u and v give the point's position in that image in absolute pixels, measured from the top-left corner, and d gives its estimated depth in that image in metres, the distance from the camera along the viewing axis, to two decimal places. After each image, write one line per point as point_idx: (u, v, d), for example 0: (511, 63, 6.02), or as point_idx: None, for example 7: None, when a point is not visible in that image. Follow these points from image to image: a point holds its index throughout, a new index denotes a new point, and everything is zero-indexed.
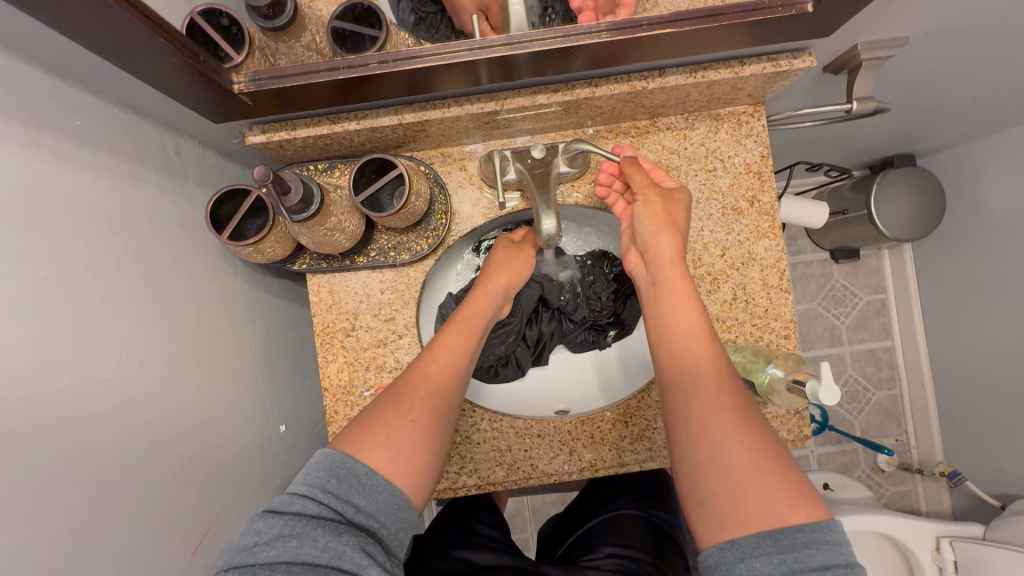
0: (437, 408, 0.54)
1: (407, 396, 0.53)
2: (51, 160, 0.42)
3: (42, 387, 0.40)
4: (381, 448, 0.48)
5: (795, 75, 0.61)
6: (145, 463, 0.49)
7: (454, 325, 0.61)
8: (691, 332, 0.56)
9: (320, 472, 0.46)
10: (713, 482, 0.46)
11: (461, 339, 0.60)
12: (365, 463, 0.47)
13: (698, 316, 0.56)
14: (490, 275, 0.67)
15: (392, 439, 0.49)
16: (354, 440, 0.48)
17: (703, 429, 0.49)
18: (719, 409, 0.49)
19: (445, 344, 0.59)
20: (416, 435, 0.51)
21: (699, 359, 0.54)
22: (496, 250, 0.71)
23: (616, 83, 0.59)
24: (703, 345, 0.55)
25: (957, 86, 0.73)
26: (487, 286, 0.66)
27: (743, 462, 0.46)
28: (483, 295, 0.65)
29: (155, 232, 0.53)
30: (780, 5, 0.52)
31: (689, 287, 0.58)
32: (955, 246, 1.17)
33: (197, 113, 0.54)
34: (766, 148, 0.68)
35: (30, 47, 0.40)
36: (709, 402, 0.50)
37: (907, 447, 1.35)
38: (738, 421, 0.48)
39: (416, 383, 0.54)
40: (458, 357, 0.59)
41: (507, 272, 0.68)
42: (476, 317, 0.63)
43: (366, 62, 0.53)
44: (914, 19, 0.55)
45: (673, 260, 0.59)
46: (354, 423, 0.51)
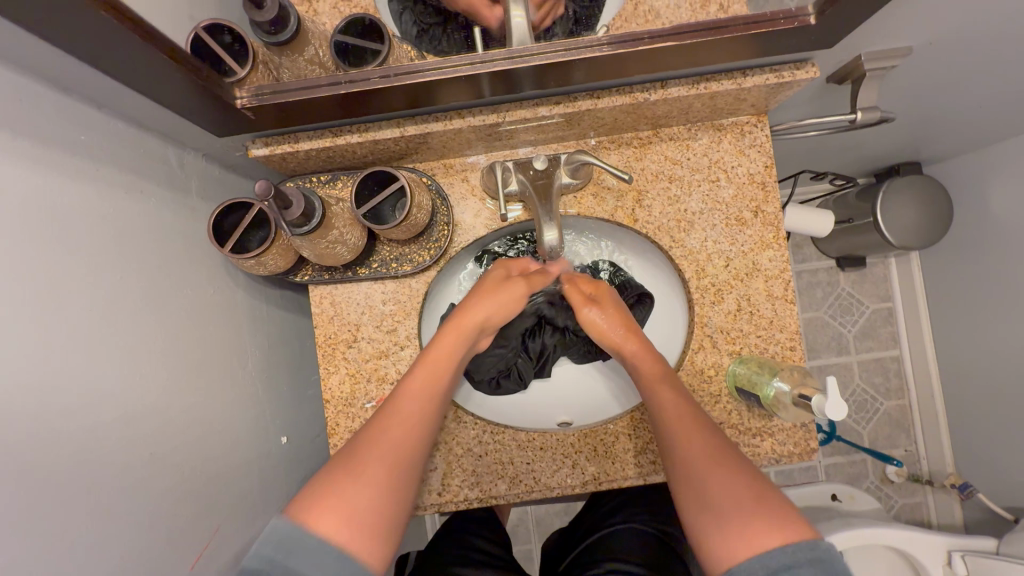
0: (395, 462, 0.51)
1: (364, 453, 0.51)
2: (55, 172, 0.42)
3: (45, 398, 0.40)
4: (335, 513, 0.46)
5: (798, 86, 0.60)
6: (146, 476, 0.49)
7: (422, 367, 0.59)
8: (668, 406, 0.59)
9: (270, 545, 0.43)
10: (703, 520, 0.50)
11: (427, 383, 0.58)
12: (318, 532, 0.44)
13: (671, 389, 0.60)
14: (466, 310, 0.64)
15: (350, 501, 0.47)
16: (308, 504, 0.46)
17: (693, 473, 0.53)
18: (698, 455, 0.54)
19: (410, 391, 0.57)
20: (376, 493, 0.49)
21: (673, 407, 0.59)
22: (493, 275, 0.69)
23: (618, 95, 0.59)
24: (677, 415, 0.58)
25: (962, 95, 0.73)
26: (456, 322, 0.63)
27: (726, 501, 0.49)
28: (455, 330, 0.62)
29: (157, 245, 0.53)
30: (784, 17, 0.52)
31: (661, 366, 0.63)
32: (964, 254, 1.16)
33: (200, 127, 0.55)
34: (770, 158, 0.67)
35: (36, 63, 0.40)
36: (693, 465, 0.53)
37: (916, 458, 1.33)
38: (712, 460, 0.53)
39: (375, 437, 0.52)
40: (421, 407, 0.56)
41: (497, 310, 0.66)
42: (446, 352, 0.61)
43: (369, 77, 0.54)
44: (918, 30, 0.55)
45: (641, 347, 0.65)
46: (311, 484, 0.49)
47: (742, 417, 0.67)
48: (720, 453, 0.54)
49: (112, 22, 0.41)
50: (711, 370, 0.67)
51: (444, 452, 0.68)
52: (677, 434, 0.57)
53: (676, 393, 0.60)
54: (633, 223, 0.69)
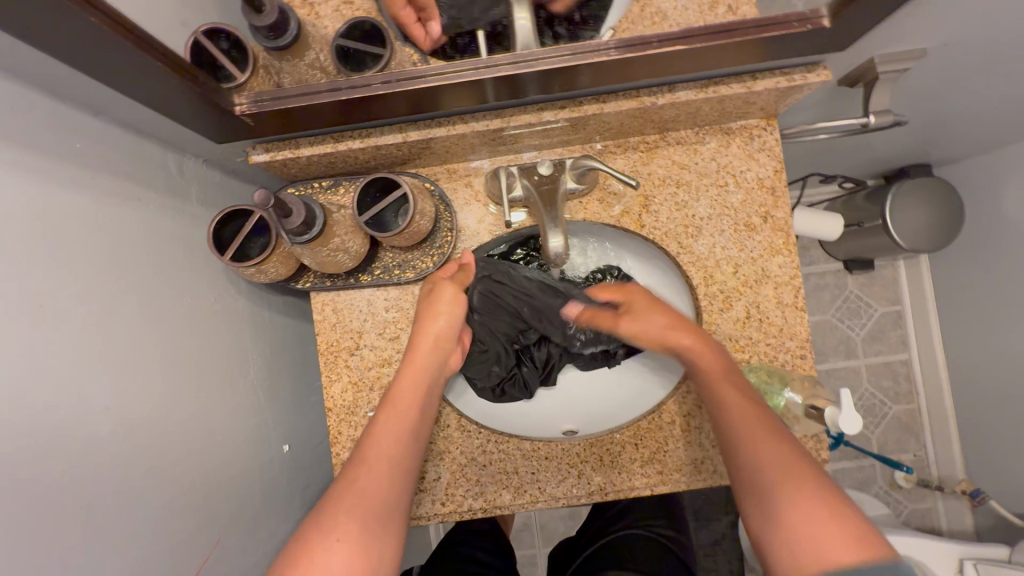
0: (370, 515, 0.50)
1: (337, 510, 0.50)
2: (50, 182, 0.41)
3: (40, 413, 0.39)
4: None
5: (809, 89, 0.59)
6: (142, 490, 0.48)
7: (387, 411, 0.58)
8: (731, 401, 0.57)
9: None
10: (771, 530, 0.47)
11: (393, 429, 0.57)
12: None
13: (732, 385, 0.58)
14: (418, 345, 0.62)
15: (314, 560, 0.46)
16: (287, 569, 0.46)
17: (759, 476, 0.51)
18: (766, 458, 0.51)
19: (376, 436, 0.56)
20: (341, 550, 0.47)
21: (738, 408, 0.56)
22: (444, 291, 0.64)
23: (624, 99, 0.58)
24: (745, 411, 0.55)
25: (976, 96, 0.71)
26: (414, 361, 0.61)
27: (797, 510, 0.47)
28: (412, 370, 0.61)
29: (155, 254, 0.52)
30: (796, 20, 0.51)
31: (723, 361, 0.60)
32: (976, 257, 1.14)
33: (200, 134, 0.54)
34: (780, 162, 0.66)
35: (30, 71, 0.39)
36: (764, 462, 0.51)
37: (926, 464, 1.31)
38: (783, 465, 0.50)
39: (345, 493, 0.51)
40: (388, 453, 0.56)
41: (446, 332, 0.63)
42: (409, 392, 0.60)
43: (370, 82, 0.53)
44: (934, 31, 0.53)
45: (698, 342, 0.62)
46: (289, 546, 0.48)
47: None
48: (791, 458, 0.51)
49: (109, 29, 0.40)
50: None
51: (447, 461, 0.67)
52: (743, 433, 0.54)
53: (740, 392, 0.57)
54: (640, 228, 0.68)
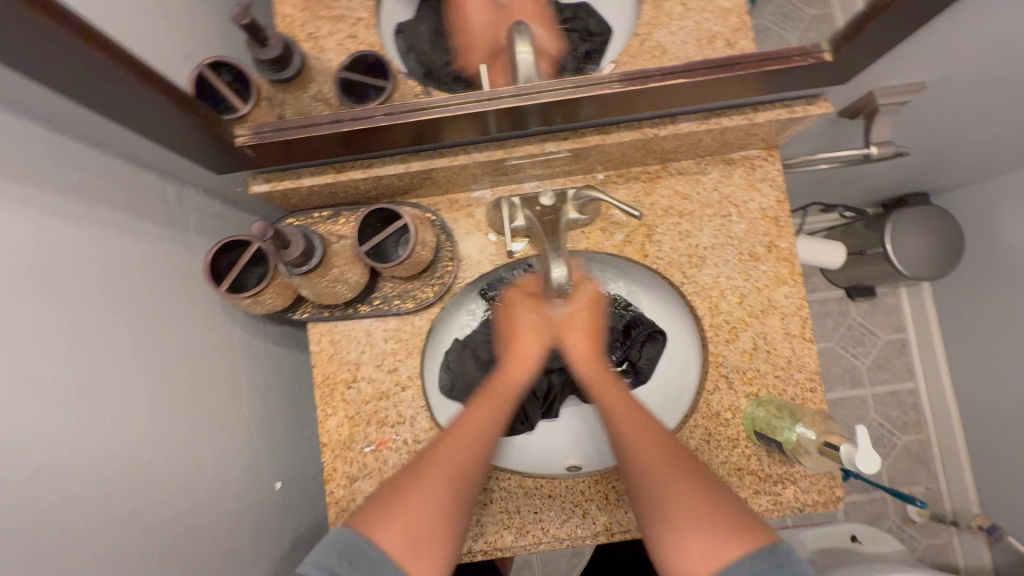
0: (457, 481, 0.54)
1: (427, 468, 0.54)
2: (41, 213, 0.40)
3: (18, 455, 0.37)
4: (399, 532, 0.49)
5: (810, 121, 0.59)
6: (126, 535, 0.45)
7: (484, 395, 0.61)
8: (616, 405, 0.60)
9: (334, 553, 0.48)
10: (665, 531, 0.52)
11: (489, 409, 0.60)
12: (380, 545, 0.48)
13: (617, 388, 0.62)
14: (520, 342, 0.64)
15: (410, 517, 0.50)
16: (374, 519, 0.50)
17: (652, 480, 0.54)
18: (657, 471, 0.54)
19: (471, 417, 0.59)
20: (434, 519, 0.51)
21: (622, 412, 0.60)
22: (518, 309, 0.65)
23: (627, 131, 0.58)
24: (627, 413, 0.60)
25: (974, 128, 0.72)
26: (518, 351, 0.64)
27: (684, 511, 0.51)
28: (518, 359, 0.63)
29: (149, 287, 0.51)
30: (797, 54, 0.52)
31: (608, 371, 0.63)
32: (980, 285, 1.13)
33: (201, 164, 0.54)
34: (783, 192, 0.66)
35: (33, 106, 0.40)
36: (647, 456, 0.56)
37: (939, 497, 1.27)
38: (665, 464, 0.55)
39: (439, 459, 0.54)
40: (484, 434, 0.58)
41: (535, 325, 0.65)
42: (509, 382, 0.62)
43: (372, 114, 0.52)
44: (930, 65, 0.54)
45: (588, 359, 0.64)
46: (377, 498, 0.52)
47: (761, 463, 0.63)
48: (671, 455, 0.55)
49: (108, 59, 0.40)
50: (727, 413, 0.64)
51: None
52: (628, 433, 0.58)
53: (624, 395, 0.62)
54: (643, 258, 0.67)
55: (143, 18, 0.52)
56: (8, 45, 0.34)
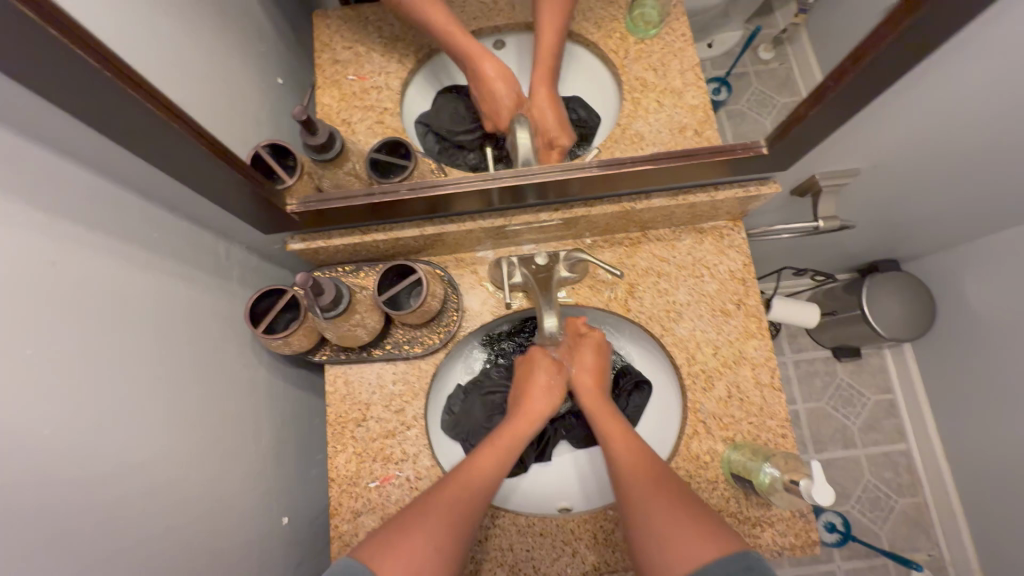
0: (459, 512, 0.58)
1: (436, 501, 0.58)
2: (120, 262, 0.50)
3: (79, 466, 0.44)
4: (403, 565, 0.52)
5: (764, 198, 0.70)
6: (156, 548, 0.50)
7: (497, 439, 0.67)
8: (622, 450, 0.65)
9: None
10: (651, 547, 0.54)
11: (501, 450, 0.66)
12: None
13: (627, 435, 0.67)
14: (529, 396, 0.70)
15: (413, 551, 0.53)
16: (375, 549, 0.53)
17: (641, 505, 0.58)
18: (644, 497, 0.58)
19: (484, 456, 0.65)
20: (440, 547, 0.55)
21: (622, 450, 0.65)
22: (539, 370, 0.73)
23: (608, 205, 0.68)
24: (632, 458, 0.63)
25: (917, 206, 0.82)
26: (529, 406, 0.69)
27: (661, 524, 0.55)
28: (525, 414, 0.69)
29: (195, 327, 0.59)
30: (742, 147, 0.64)
31: (617, 423, 0.68)
32: (953, 347, 1.20)
33: (248, 223, 0.64)
34: (748, 257, 0.75)
35: (130, 178, 0.50)
36: (642, 488, 0.59)
37: (942, 564, 1.25)
38: (648, 487, 0.59)
39: (450, 490, 0.60)
40: (494, 471, 0.64)
41: (548, 386, 0.71)
42: (518, 432, 0.68)
43: (397, 188, 0.63)
44: (857, 156, 0.66)
45: (593, 408, 0.70)
46: (375, 536, 0.55)
47: (739, 505, 0.67)
48: (656, 483, 0.59)
49: (193, 138, 0.51)
50: (706, 457, 0.69)
51: None
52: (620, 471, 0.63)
53: (629, 439, 0.66)
54: (627, 311, 0.75)
55: (214, 109, 0.64)
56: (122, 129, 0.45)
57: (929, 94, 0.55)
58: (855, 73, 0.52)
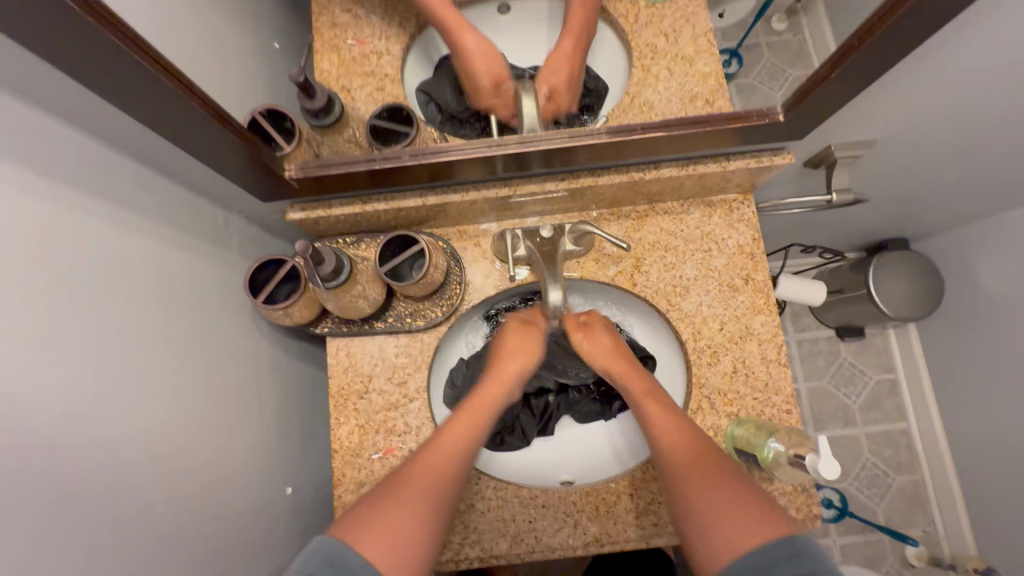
0: (431, 492, 0.56)
1: (409, 480, 0.56)
2: (116, 228, 0.48)
3: (79, 433, 0.43)
4: (380, 540, 0.51)
5: (777, 170, 0.68)
6: (161, 513, 0.50)
7: (466, 411, 0.64)
8: (657, 419, 0.64)
9: (315, 560, 0.48)
10: (700, 520, 0.54)
11: (472, 421, 0.64)
12: (361, 554, 0.49)
13: (658, 401, 0.65)
14: (500, 361, 0.69)
15: (392, 529, 0.52)
16: (353, 528, 0.51)
17: (685, 481, 0.57)
18: (687, 469, 0.58)
19: (455, 431, 0.62)
20: (412, 526, 0.53)
21: (660, 419, 0.63)
22: (511, 333, 0.72)
23: (616, 174, 0.67)
24: (670, 428, 0.62)
25: (933, 181, 0.80)
26: (499, 372, 0.68)
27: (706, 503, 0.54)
28: (494, 383, 0.68)
29: (194, 296, 0.58)
30: (758, 115, 0.61)
31: (644, 382, 0.68)
32: (959, 327, 1.19)
33: (246, 190, 0.62)
34: (757, 231, 0.74)
35: (123, 140, 0.49)
36: (683, 459, 0.59)
37: (937, 540, 1.27)
38: (692, 462, 0.58)
39: (421, 468, 0.58)
40: (463, 446, 0.61)
41: (518, 350, 0.70)
42: (488, 399, 0.66)
43: (400, 155, 0.61)
44: (875, 126, 0.63)
45: (623, 367, 0.70)
46: (355, 511, 0.54)
47: None
48: (699, 457, 0.59)
49: (188, 96, 0.49)
50: (709, 432, 0.69)
51: None
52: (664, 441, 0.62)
53: (663, 406, 0.65)
54: (633, 286, 0.74)
55: (208, 72, 0.62)
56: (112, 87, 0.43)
57: (956, 59, 0.53)
58: (881, 36, 0.50)
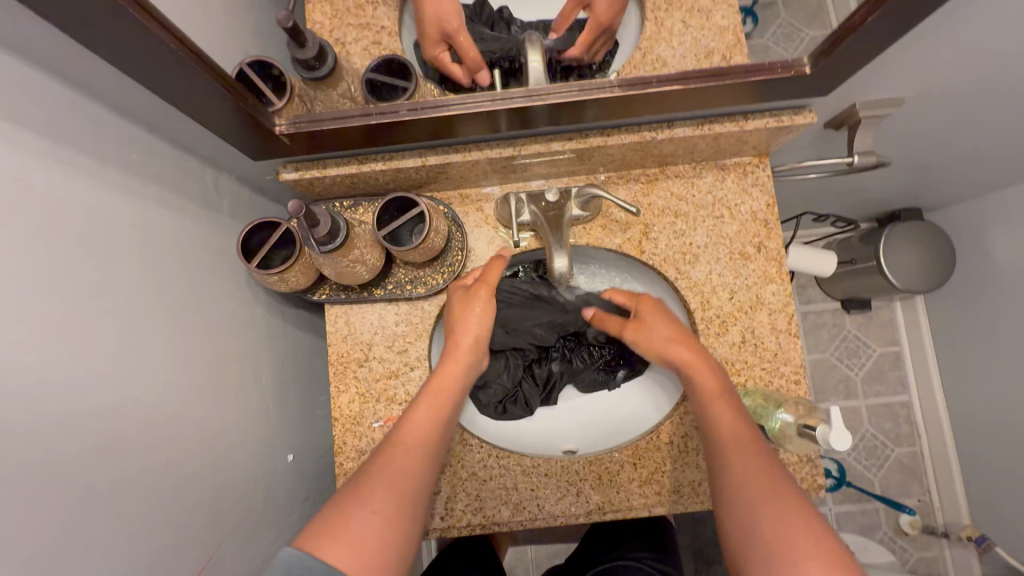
0: (403, 488, 0.52)
1: (380, 474, 0.52)
2: (98, 184, 0.46)
3: (63, 399, 0.41)
4: (349, 543, 0.46)
5: (795, 131, 0.64)
6: (156, 480, 0.49)
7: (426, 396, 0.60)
8: (730, 427, 0.57)
9: (280, 571, 0.43)
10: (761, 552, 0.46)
11: (432, 410, 0.60)
12: (325, 560, 0.44)
13: (731, 409, 0.59)
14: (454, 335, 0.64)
15: (363, 532, 0.47)
16: (324, 532, 0.46)
17: (752, 507, 0.49)
18: (757, 490, 0.50)
19: (415, 419, 0.58)
20: (382, 525, 0.48)
21: (732, 429, 0.57)
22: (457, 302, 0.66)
23: (627, 134, 0.63)
24: (741, 441, 0.55)
25: (956, 145, 0.76)
26: (454, 347, 0.64)
27: (779, 532, 0.46)
28: (450, 363, 0.63)
29: (184, 258, 0.56)
30: (781, 66, 0.57)
31: (722, 384, 0.61)
32: (968, 299, 1.17)
33: (236, 148, 0.59)
34: (772, 197, 0.70)
35: (100, 90, 0.45)
36: (754, 478, 0.52)
37: (931, 509, 1.29)
38: (761, 483, 0.51)
39: (392, 460, 0.54)
40: (428, 434, 0.58)
41: (468, 320, 0.64)
42: (449, 380, 0.62)
43: (398, 109, 0.58)
44: (904, 82, 0.59)
45: (698, 363, 0.62)
46: (327, 511, 0.48)
47: None
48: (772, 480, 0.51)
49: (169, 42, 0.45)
50: None
51: (448, 475, 0.68)
52: (732, 454, 0.55)
53: (737, 414, 0.58)
54: (641, 253, 0.71)
55: (195, 19, 0.58)
56: (84, 28, 0.40)
57: (999, 7, 0.49)
58: None
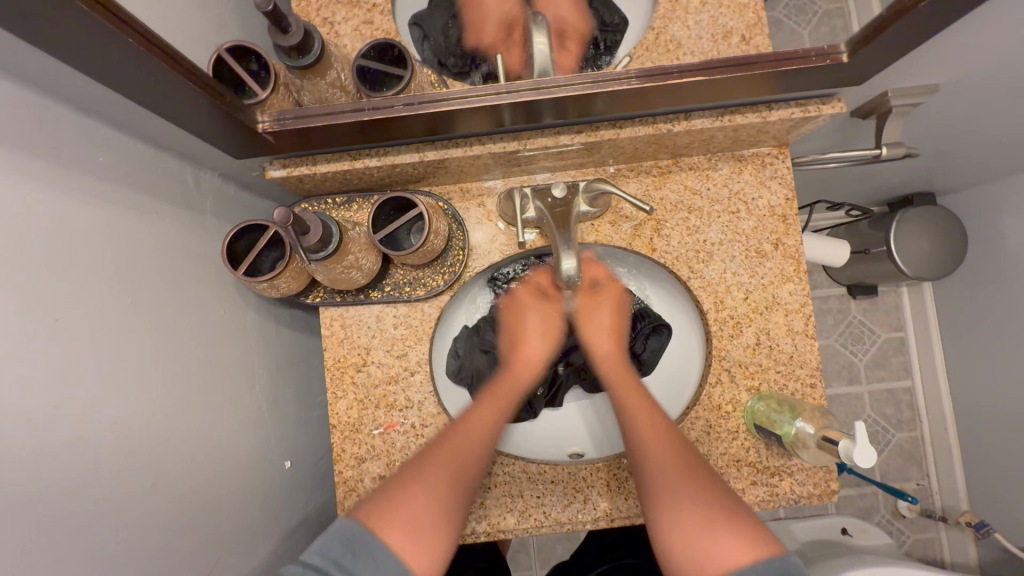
0: (457, 476, 0.55)
1: (432, 459, 0.55)
2: (65, 191, 0.41)
3: (37, 433, 0.38)
4: (402, 525, 0.49)
5: (822, 121, 0.60)
6: (146, 507, 0.47)
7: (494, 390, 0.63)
8: (638, 410, 0.61)
9: (337, 543, 0.47)
10: (671, 529, 0.51)
11: (495, 408, 0.61)
12: (384, 539, 0.48)
13: (641, 393, 0.62)
14: (527, 345, 0.67)
15: (415, 514, 0.50)
16: (375, 511, 0.50)
17: (667, 489, 0.54)
18: (667, 472, 0.55)
19: (480, 412, 0.60)
20: (436, 512, 0.51)
21: (641, 409, 0.61)
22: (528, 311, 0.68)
23: (640, 126, 0.59)
24: (648, 423, 0.59)
25: (983, 133, 0.72)
26: (525, 355, 0.66)
27: (693, 514, 0.51)
28: (523, 365, 0.66)
29: (165, 266, 0.52)
30: (815, 54, 0.52)
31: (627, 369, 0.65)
32: (979, 287, 1.14)
33: (218, 145, 0.54)
34: (791, 190, 0.66)
35: (60, 88, 0.40)
36: (665, 461, 0.56)
37: (929, 493, 1.29)
38: (677, 466, 0.55)
39: (442, 445, 0.56)
40: (489, 427, 0.60)
41: (544, 328, 0.68)
42: (518, 382, 0.65)
43: (392, 104, 0.53)
44: (942, 70, 0.55)
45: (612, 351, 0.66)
46: (379, 493, 0.52)
47: (759, 455, 0.64)
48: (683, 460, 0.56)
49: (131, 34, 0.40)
50: (728, 406, 0.65)
51: None
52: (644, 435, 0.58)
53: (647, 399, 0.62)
54: (651, 251, 0.68)
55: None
56: (35, 23, 0.35)
57: None
58: None
